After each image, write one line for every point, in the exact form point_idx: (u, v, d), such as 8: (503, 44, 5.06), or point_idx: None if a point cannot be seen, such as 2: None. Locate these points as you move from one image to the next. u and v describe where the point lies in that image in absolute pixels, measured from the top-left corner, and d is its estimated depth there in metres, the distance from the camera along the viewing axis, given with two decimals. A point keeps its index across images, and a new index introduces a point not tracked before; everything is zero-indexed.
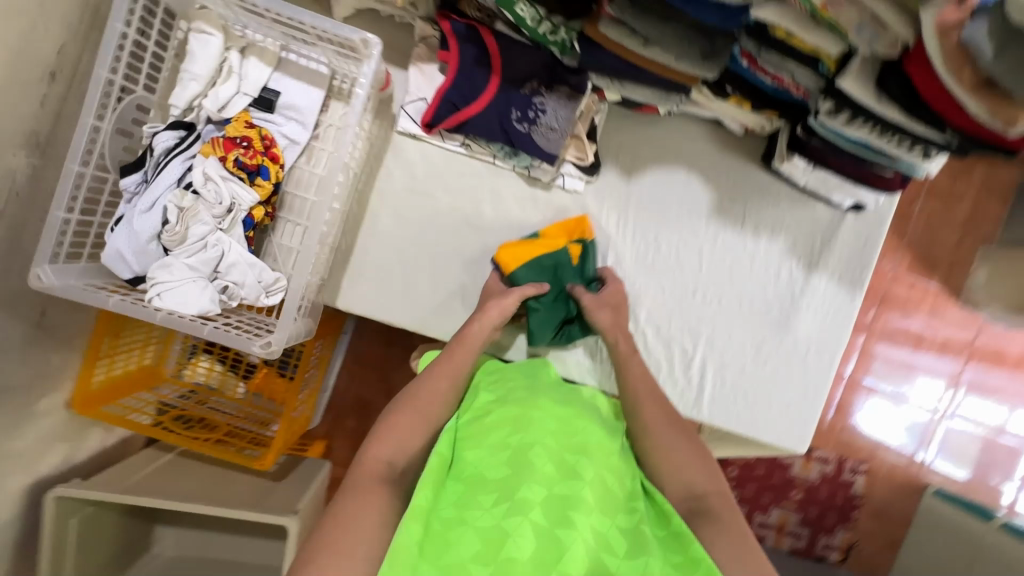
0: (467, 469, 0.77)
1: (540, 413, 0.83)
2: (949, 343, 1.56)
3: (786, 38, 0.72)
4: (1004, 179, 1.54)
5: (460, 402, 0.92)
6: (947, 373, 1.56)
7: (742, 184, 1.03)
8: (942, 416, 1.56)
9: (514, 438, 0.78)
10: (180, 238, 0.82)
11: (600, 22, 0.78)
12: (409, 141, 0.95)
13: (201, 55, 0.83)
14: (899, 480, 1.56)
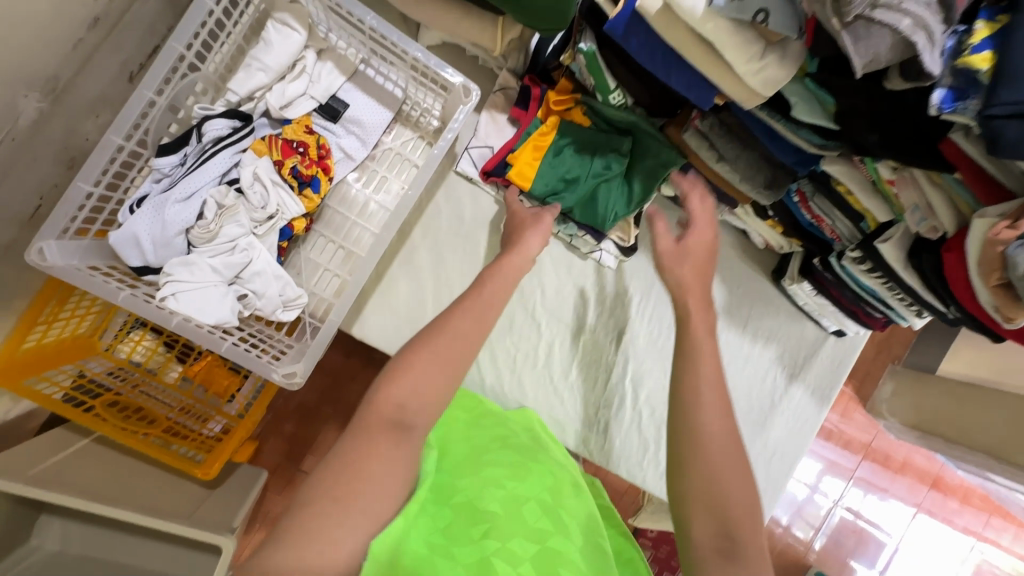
0: (453, 496, 0.70)
1: (536, 467, 0.80)
2: (850, 442, 1.71)
3: (845, 194, 0.81)
4: None
5: (449, 433, 0.84)
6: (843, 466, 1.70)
7: (750, 292, 1.12)
8: (834, 504, 1.70)
9: (509, 481, 0.74)
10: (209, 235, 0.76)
11: (686, 129, 0.84)
12: (464, 182, 0.94)
13: (280, 48, 0.78)
14: (790, 557, 1.67)
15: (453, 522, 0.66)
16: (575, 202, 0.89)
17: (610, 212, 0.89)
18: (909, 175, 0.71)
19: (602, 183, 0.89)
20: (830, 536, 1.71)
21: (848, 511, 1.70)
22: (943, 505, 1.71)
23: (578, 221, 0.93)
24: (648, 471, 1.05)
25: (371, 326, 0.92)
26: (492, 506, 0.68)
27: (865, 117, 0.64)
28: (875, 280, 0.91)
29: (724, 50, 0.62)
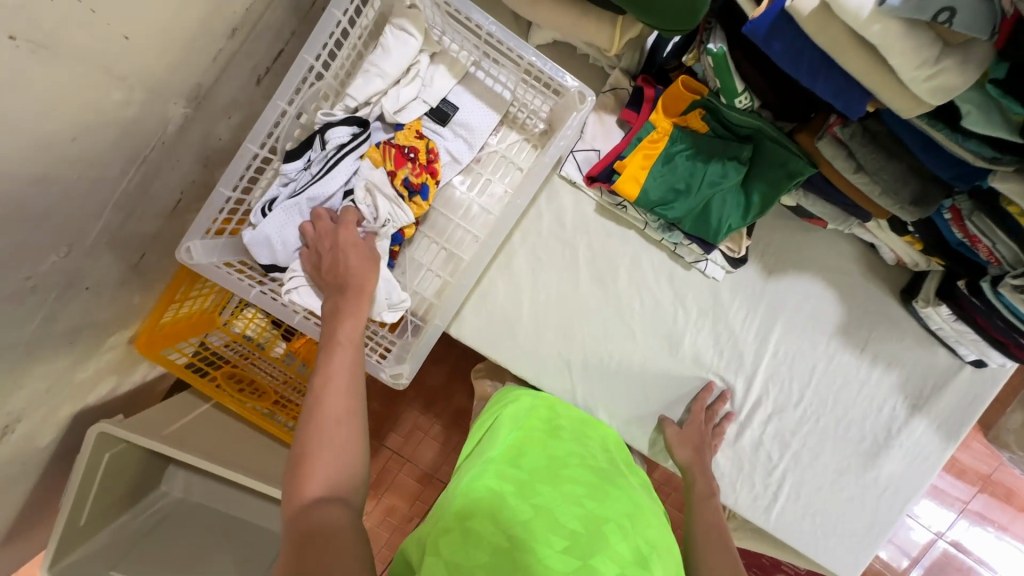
0: (534, 495, 0.69)
1: (617, 489, 0.76)
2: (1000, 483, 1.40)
3: (1017, 215, 0.68)
4: None
5: (528, 434, 0.82)
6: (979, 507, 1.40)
7: (873, 312, 1.00)
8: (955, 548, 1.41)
9: (590, 500, 0.71)
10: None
11: (821, 138, 0.76)
12: (566, 187, 0.92)
13: (397, 54, 0.79)
14: None
15: (535, 521, 0.64)
16: (683, 213, 0.85)
17: (724, 223, 0.85)
18: None
19: (717, 194, 0.84)
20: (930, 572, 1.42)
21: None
22: None
23: (686, 231, 0.89)
24: (739, 492, 1.02)
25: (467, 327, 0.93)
26: (571, 523, 0.66)
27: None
28: None
29: (887, 53, 0.55)
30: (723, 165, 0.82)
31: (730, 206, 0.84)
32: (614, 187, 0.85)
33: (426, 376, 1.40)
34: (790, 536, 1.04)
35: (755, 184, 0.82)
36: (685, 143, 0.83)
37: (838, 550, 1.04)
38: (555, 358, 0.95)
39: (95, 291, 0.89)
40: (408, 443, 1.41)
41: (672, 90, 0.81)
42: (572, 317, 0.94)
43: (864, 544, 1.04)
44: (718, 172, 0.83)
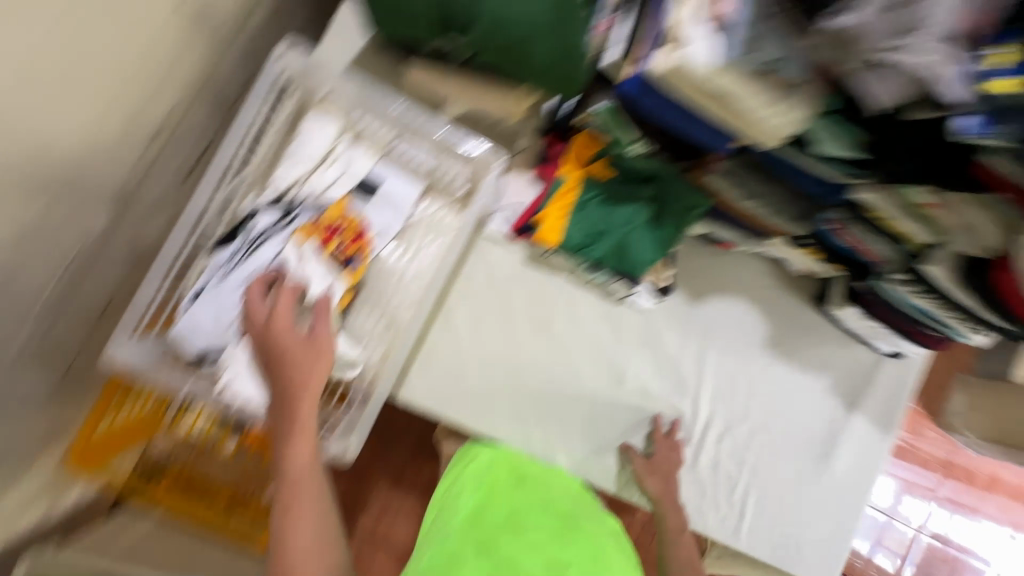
0: (495, 551, 0.77)
1: (579, 533, 0.83)
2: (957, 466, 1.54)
3: (882, 219, 0.79)
4: None
5: (491, 487, 0.90)
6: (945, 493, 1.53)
7: (794, 320, 1.08)
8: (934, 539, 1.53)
9: (549, 551, 0.79)
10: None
11: (707, 173, 0.83)
12: (494, 243, 0.97)
13: (314, 142, 0.85)
14: None
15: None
16: (604, 253, 0.91)
17: (640, 259, 0.91)
18: (949, 198, 0.69)
19: (631, 231, 0.90)
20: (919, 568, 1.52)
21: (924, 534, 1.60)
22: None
23: (610, 270, 0.94)
24: (707, 516, 1.03)
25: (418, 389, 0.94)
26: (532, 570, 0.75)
27: (907, 144, 0.64)
28: (927, 301, 0.87)
29: (736, 99, 0.63)
30: (631, 205, 0.90)
31: (644, 243, 0.91)
32: (537, 237, 0.92)
33: (390, 448, 1.37)
34: (767, 553, 1.05)
35: (666, 219, 0.89)
36: (595, 189, 0.90)
37: (814, 558, 1.06)
38: (508, 408, 0.97)
39: (19, 410, 0.85)
40: (381, 522, 1.36)
41: (576, 143, 0.90)
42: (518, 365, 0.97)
43: (836, 547, 1.07)
44: (628, 212, 0.90)
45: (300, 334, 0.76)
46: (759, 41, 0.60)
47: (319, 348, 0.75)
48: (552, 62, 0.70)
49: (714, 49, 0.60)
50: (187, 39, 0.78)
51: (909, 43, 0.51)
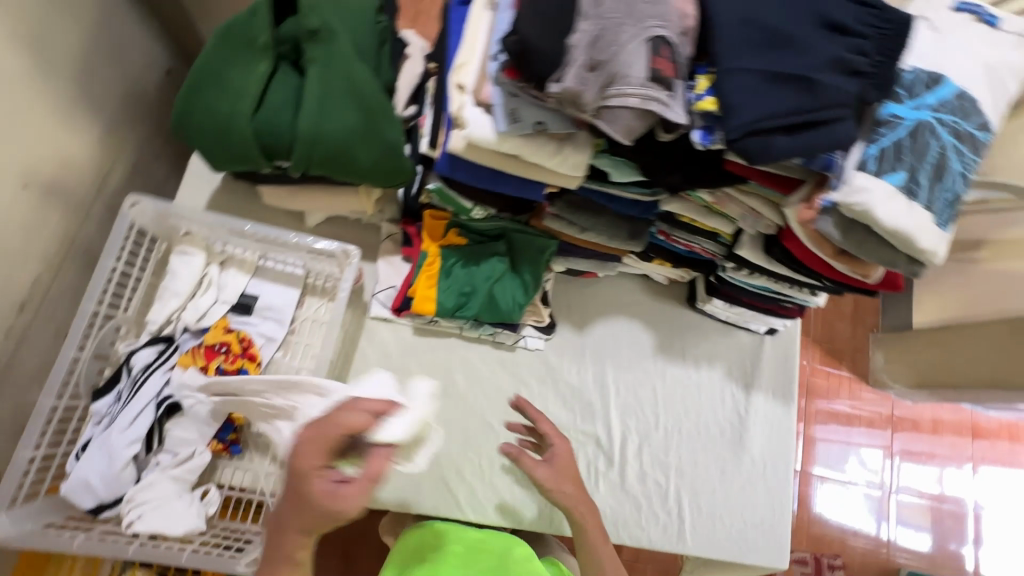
0: None
1: None
2: (875, 421, 2.06)
3: (692, 222, 0.92)
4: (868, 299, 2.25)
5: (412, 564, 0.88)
6: (880, 444, 2.08)
7: (676, 324, 1.19)
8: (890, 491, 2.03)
9: None
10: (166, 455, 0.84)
11: (544, 218, 0.95)
12: (381, 324, 1.03)
13: (183, 273, 0.90)
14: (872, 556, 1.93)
15: None
16: (478, 308, 0.99)
17: (512, 305, 0.99)
18: (722, 193, 0.82)
19: (496, 283, 0.99)
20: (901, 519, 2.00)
21: (879, 487, 2.04)
22: (910, 445, 2.06)
23: (490, 322, 1.02)
24: (650, 529, 1.07)
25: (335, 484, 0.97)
26: None
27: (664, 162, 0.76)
28: (759, 279, 1.00)
29: (527, 156, 0.76)
30: (491, 260, 0.99)
31: (512, 290, 0.99)
32: (413, 309, 0.98)
33: (345, 558, 1.32)
34: (717, 549, 1.09)
35: (522, 265, 0.99)
36: (453, 256, 0.99)
37: (761, 540, 1.12)
38: (431, 477, 1.00)
39: None
40: None
41: (427, 221, 0.99)
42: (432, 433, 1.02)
43: (778, 523, 1.13)
44: (489, 268, 0.99)
45: (331, 484, 0.62)
46: (518, 111, 0.71)
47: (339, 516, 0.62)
48: (379, 159, 0.83)
49: (492, 124, 0.73)
50: (41, 213, 0.84)
51: (622, 89, 0.64)
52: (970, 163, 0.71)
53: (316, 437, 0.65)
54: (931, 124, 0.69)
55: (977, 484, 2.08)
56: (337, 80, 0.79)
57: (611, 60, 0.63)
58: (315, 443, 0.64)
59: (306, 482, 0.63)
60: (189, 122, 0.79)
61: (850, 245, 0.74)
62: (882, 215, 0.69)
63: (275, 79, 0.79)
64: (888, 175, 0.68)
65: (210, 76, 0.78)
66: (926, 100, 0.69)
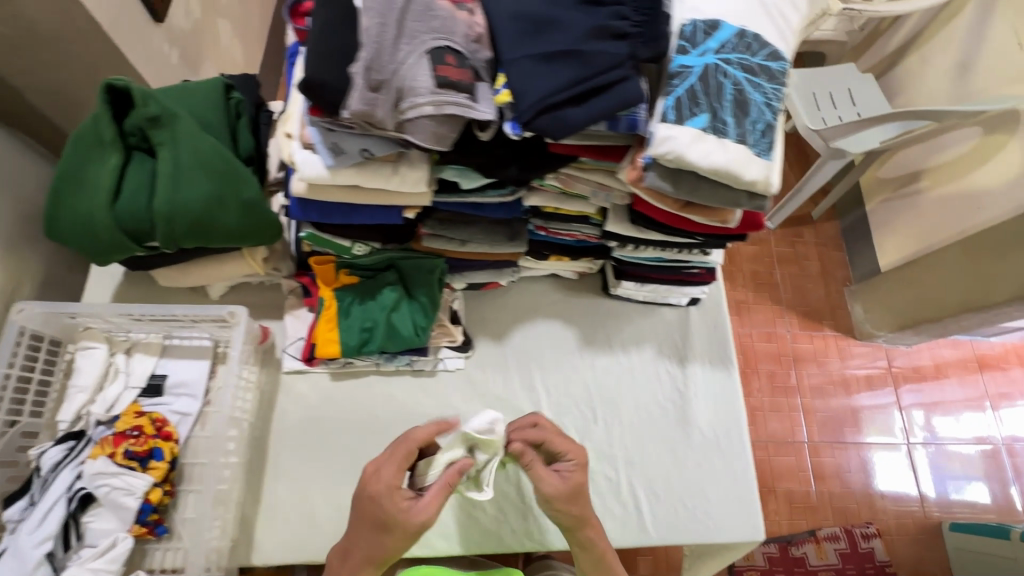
0: None
1: None
2: (871, 377, 2.21)
3: (557, 211, 0.94)
4: (834, 257, 2.39)
5: None
6: (891, 401, 2.18)
7: (596, 315, 1.20)
8: (911, 444, 2.13)
9: None
10: (87, 548, 0.84)
11: (423, 240, 0.99)
12: (296, 376, 1.05)
13: (87, 368, 0.93)
14: (904, 510, 2.04)
15: None
16: (382, 340, 1.01)
17: (413, 330, 1.01)
18: (564, 175, 0.85)
19: (393, 312, 1.01)
20: (923, 468, 2.10)
21: (899, 444, 2.12)
22: (937, 383, 2.22)
23: (400, 351, 1.04)
24: (608, 526, 1.03)
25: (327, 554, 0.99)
26: None
27: (495, 160, 0.79)
28: (647, 250, 1.02)
29: (366, 184, 0.80)
30: (385, 291, 1.01)
31: (411, 315, 1.02)
32: (319, 355, 1.00)
33: None
34: (683, 534, 1.05)
35: (417, 289, 1.02)
36: (348, 295, 1.01)
37: (729, 514, 1.07)
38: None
39: None
40: None
41: (317, 267, 1.00)
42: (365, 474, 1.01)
43: (743, 492, 1.09)
44: (384, 299, 1.01)
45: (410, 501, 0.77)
46: (338, 144, 0.75)
47: (417, 525, 0.76)
48: (244, 219, 0.88)
49: (319, 161, 0.77)
50: None
51: (413, 101, 0.68)
52: (770, 92, 0.74)
53: (406, 453, 0.80)
54: (719, 64, 0.72)
55: (988, 418, 2.19)
56: (184, 156, 0.84)
57: (394, 77, 0.68)
58: (397, 459, 0.79)
59: (378, 506, 0.77)
60: (58, 226, 0.85)
61: (683, 193, 0.76)
62: (694, 157, 0.71)
63: (129, 168, 0.85)
64: (690, 119, 0.71)
65: (69, 180, 0.84)
66: (708, 45, 0.73)
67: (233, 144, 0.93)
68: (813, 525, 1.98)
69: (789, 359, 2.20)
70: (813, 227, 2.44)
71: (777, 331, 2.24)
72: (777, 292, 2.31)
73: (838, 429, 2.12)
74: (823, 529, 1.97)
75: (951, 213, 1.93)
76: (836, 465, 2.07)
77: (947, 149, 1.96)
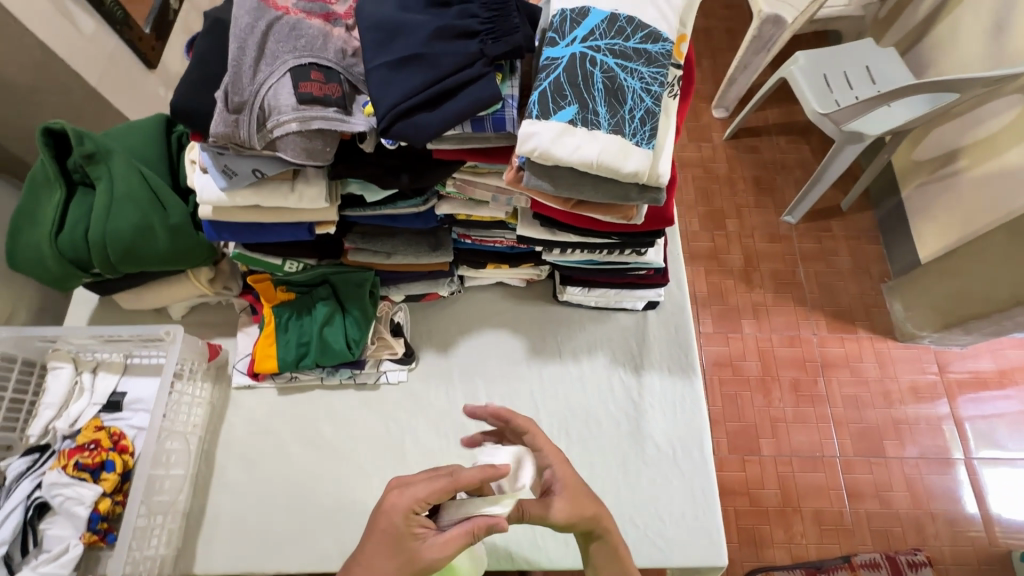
0: None
1: None
2: (917, 384, 1.97)
3: (470, 218, 0.92)
4: (868, 251, 2.16)
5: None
6: (941, 412, 1.93)
7: (546, 323, 1.16)
8: (968, 461, 1.87)
9: None
10: (42, 553, 0.91)
11: (350, 254, 1.00)
12: (245, 391, 1.10)
13: (54, 386, 1.02)
14: (962, 537, 1.78)
15: None
16: (317, 355, 1.03)
17: (346, 343, 1.03)
18: (460, 180, 0.83)
19: (327, 326, 1.03)
20: (983, 488, 1.84)
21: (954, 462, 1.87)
22: (999, 391, 1.94)
23: (337, 364, 1.05)
24: (549, 548, 0.97)
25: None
26: None
27: (381, 170, 0.79)
28: (576, 254, 0.96)
29: (265, 203, 0.83)
30: (318, 306, 1.04)
31: (343, 329, 1.03)
32: (259, 371, 1.04)
33: None
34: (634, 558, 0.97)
35: (349, 302, 1.03)
36: (286, 311, 1.05)
37: (687, 539, 0.98)
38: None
39: None
40: None
41: (256, 287, 1.04)
42: (305, 488, 1.03)
43: (706, 513, 1.00)
44: (317, 314, 1.04)
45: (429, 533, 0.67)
46: (230, 167, 0.78)
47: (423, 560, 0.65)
48: (173, 242, 0.94)
49: (215, 184, 0.80)
50: None
51: (277, 119, 0.70)
52: (649, 77, 0.70)
53: (443, 485, 0.68)
54: (587, 53, 0.69)
55: None
56: (117, 187, 0.91)
57: (256, 98, 0.70)
58: (433, 490, 0.67)
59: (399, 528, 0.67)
60: (18, 258, 0.95)
61: (565, 191, 0.72)
62: (561, 152, 0.67)
63: (74, 201, 0.93)
64: (556, 113, 0.67)
65: (25, 217, 0.94)
66: (576, 34, 0.69)
67: (172, 174, 1.00)
68: (847, 551, 1.77)
69: (815, 364, 2.01)
70: (842, 218, 2.22)
71: (801, 334, 2.05)
72: (801, 291, 2.12)
73: (877, 442, 1.90)
74: (860, 555, 1.76)
75: (998, 194, 1.69)
76: (874, 483, 1.85)
77: (986, 122, 1.74)
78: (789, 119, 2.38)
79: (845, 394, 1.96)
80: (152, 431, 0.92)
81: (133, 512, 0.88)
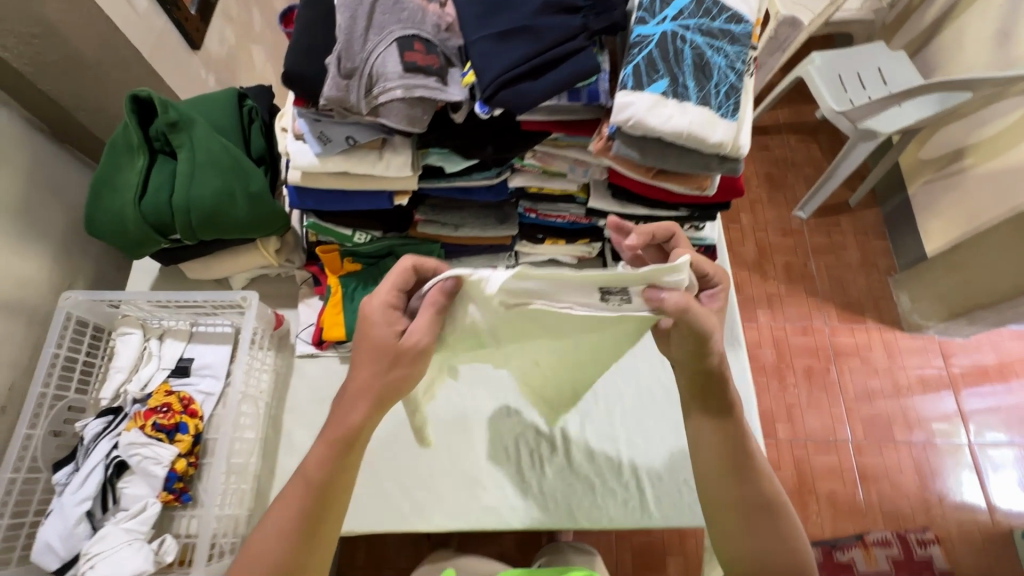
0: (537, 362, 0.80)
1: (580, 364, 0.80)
2: (922, 371, 2.06)
3: (541, 190, 0.96)
4: (875, 245, 2.26)
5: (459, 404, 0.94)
6: (946, 398, 2.02)
7: None
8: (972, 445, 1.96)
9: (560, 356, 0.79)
10: (121, 510, 0.93)
11: (419, 226, 1.04)
12: (308, 360, 1.12)
13: (124, 351, 1.04)
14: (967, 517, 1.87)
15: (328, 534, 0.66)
16: None
17: None
18: (541, 152, 0.88)
19: None
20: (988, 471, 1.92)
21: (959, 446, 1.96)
22: (1001, 379, 2.04)
23: None
24: (608, 506, 1.01)
25: (432, 509, 1.01)
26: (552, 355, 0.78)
27: (470, 140, 0.83)
28: None
29: (354, 170, 0.86)
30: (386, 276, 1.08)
31: None
32: (327, 338, 1.07)
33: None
34: (692, 513, 1.01)
35: None
36: (353, 281, 1.09)
37: None
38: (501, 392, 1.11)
39: None
40: None
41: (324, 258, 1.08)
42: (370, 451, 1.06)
43: None
44: None
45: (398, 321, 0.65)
46: (325, 134, 0.82)
47: (411, 350, 0.64)
48: (252, 209, 0.97)
49: (307, 152, 0.85)
50: (7, 329, 1.01)
51: (383, 86, 0.74)
52: (731, 55, 0.76)
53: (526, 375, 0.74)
54: (678, 31, 0.74)
55: None
56: (199, 154, 0.94)
57: (365, 65, 0.74)
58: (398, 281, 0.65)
59: (380, 335, 0.64)
60: (95, 224, 0.96)
61: (652, 160, 0.77)
62: (656, 121, 0.72)
63: (154, 169, 0.96)
64: (650, 86, 0.72)
65: (103, 183, 0.95)
66: (667, 13, 0.74)
67: (244, 144, 1.03)
68: (859, 529, 1.85)
69: (828, 353, 2.09)
70: (850, 214, 2.31)
71: (813, 323, 2.13)
72: (813, 283, 2.20)
73: (885, 427, 1.98)
74: (872, 533, 1.84)
75: (1001, 188, 1.79)
76: (883, 466, 1.93)
77: (990, 121, 1.84)
78: (800, 119, 2.47)
79: (856, 382, 2.04)
80: (234, 394, 0.96)
81: (218, 472, 0.91)
